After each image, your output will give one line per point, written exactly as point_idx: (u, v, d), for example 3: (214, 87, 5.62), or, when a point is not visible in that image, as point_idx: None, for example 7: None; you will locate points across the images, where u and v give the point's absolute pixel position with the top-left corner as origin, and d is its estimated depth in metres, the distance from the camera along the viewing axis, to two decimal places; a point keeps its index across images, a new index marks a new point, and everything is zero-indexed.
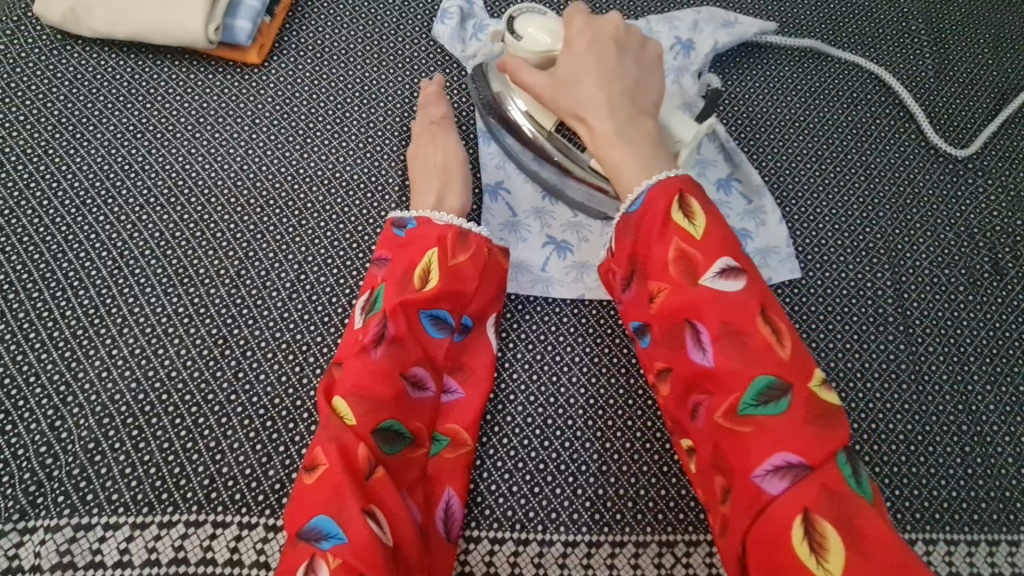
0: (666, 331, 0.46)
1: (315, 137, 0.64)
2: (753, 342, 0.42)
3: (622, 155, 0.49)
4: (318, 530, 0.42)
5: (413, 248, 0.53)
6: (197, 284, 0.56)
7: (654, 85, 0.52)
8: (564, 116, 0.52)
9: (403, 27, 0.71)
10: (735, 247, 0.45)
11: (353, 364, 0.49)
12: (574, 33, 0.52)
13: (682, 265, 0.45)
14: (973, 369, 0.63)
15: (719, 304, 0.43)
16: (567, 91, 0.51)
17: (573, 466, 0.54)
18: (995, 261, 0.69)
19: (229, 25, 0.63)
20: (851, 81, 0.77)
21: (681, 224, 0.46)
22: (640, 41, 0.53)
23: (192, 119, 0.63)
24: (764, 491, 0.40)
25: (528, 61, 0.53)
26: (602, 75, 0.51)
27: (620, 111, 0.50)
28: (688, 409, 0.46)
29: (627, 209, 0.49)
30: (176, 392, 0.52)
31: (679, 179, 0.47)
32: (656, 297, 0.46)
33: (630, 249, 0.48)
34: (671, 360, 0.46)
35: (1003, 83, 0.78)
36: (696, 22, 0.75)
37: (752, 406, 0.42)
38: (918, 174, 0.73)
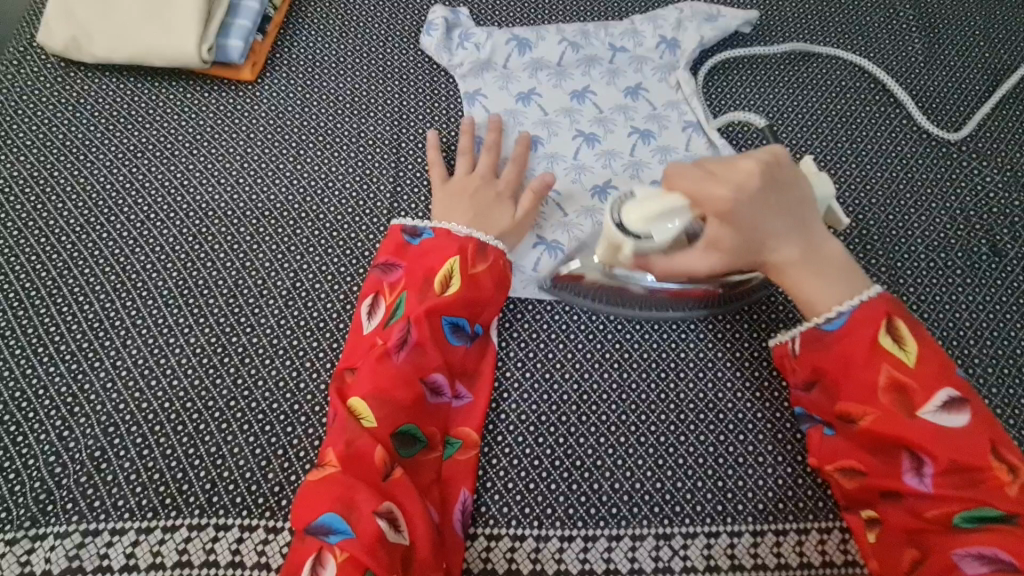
0: (872, 446, 0.48)
1: (310, 149, 0.66)
2: (982, 467, 0.44)
3: (825, 289, 0.49)
4: (329, 525, 0.44)
5: (432, 257, 0.55)
6: (197, 294, 0.58)
7: (807, 201, 0.49)
8: (731, 264, 0.49)
9: (392, 39, 0.72)
10: (956, 377, 0.46)
11: (374, 369, 0.50)
12: (707, 184, 0.46)
13: (895, 390, 0.46)
14: (974, 353, 0.63)
15: (941, 431, 0.44)
16: (748, 257, 0.49)
17: (568, 461, 0.54)
18: (994, 242, 0.68)
19: (222, 45, 0.66)
20: (839, 69, 0.77)
21: (893, 350, 0.47)
22: (768, 163, 0.48)
23: (191, 137, 0.65)
24: (960, 573, 0.43)
25: (663, 231, 0.46)
26: (761, 216, 0.47)
27: (803, 243, 0.49)
28: (882, 502, 0.48)
29: (824, 328, 0.49)
30: (177, 400, 0.53)
31: (885, 301, 0.48)
32: (860, 417, 0.47)
33: (821, 356, 0.50)
34: (874, 468, 0.48)
35: (994, 64, 0.78)
36: (679, 20, 0.75)
37: (970, 522, 0.44)
38: (910, 159, 0.72)
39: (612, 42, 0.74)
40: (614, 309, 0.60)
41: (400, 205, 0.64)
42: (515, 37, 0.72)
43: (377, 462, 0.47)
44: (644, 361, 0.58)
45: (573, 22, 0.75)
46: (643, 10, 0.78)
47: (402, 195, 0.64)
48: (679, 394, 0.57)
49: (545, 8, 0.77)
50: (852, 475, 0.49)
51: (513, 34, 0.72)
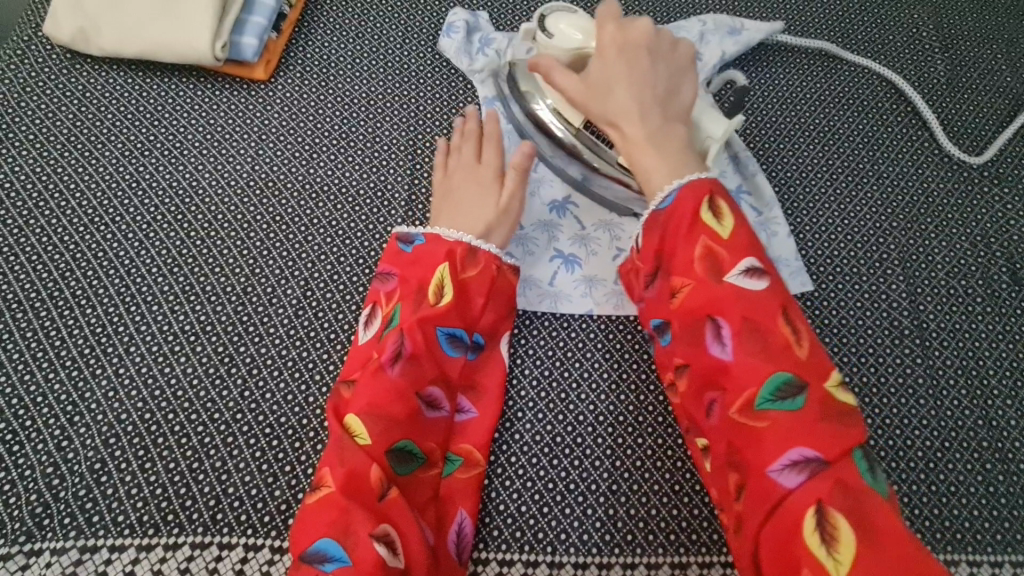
0: (687, 327, 0.47)
1: (322, 152, 0.64)
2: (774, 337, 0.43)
3: (655, 154, 0.51)
4: (324, 552, 0.42)
5: (422, 265, 0.53)
6: (204, 301, 0.56)
7: (683, 92, 0.54)
8: (585, 101, 0.53)
9: (410, 41, 0.71)
10: (760, 251, 0.47)
11: (368, 382, 0.48)
12: (606, 31, 0.54)
13: (707, 262, 0.46)
14: (992, 383, 0.62)
15: (739, 300, 0.44)
16: (599, 99, 0.53)
17: (582, 485, 0.53)
18: (1014, 271, 0.67)
19: (236, 43, 0.64)
20: (862, 88, 0.76)
21: (708, 224, 0.47)
22: (667, 45, 0.56)
23: (200, 136, 0.63)
24: (778, 483, 0.40)
25: (565, 38, 0.55)
26: (629, 70, 0.53)
27: (651, 115, 0.52)
28: (703, 407, 0.46)
29: (657, 205, 0.50)
30: (181, 411, 0.51)
31: (708, 180, 0.49)
32: (680, 293, 0.47)
33: (655, 245, 0.50)
34: (692, 356, 0.46)
35: (1016, 89, 0.77)
36: (703, 32, 0.75)
37: (769, 405, 0.42)
38: (931, 183, 0.71)
39: None
40: (631, 328, 0.59)
41: (414, 214, 0.62)
42: None
43: (373, 481, 0.45)
44: (661, 383, 0.57)
45: None
46: (665, 20, 0.77)
47: (417, 204, 0.63)
48: None
49: (566, 14, 0.75)
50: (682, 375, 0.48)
51: None
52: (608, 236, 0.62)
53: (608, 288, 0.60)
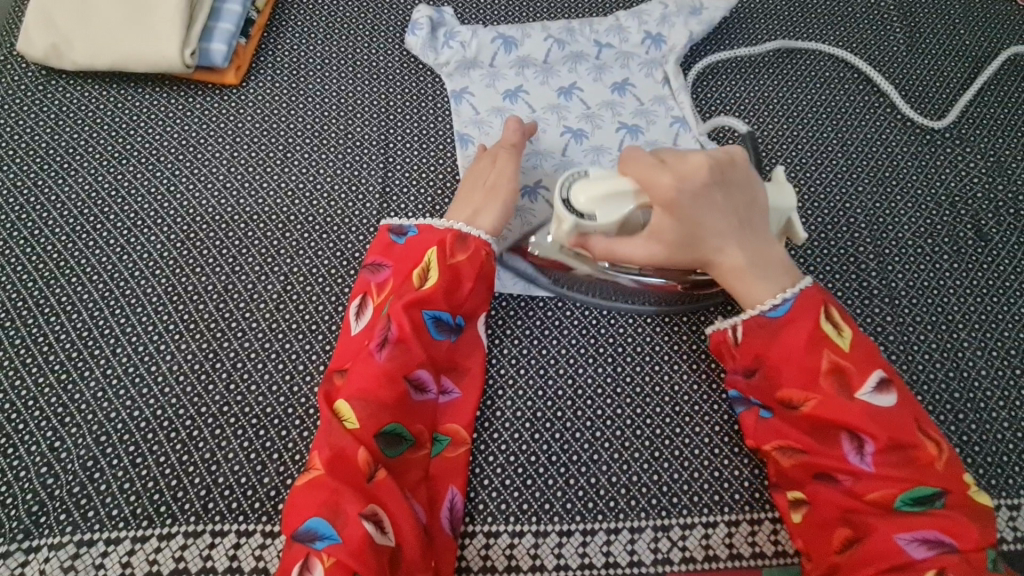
0: (813, 429, 0.48)
1: (296, 152, 0.66)
2: (915, 447, 0.46)
3: (761, 289, 0.50)
4: (313, 531, 0.44)
5: (415, 255, 0.54)
6: (187, 300, 0.57)
7: (759, 200, 0.50)
8: (669, 258, 0.50)
9: (376, 39, 0.73)
10: (882, 361, 0.49)
11: (358, 368, 0.50)
12: (656, 180, 0.47)
13: (837, 374, 0.47)
14: (962, 336, 0.63)
15: (877, 413, 0.46)
16: (687, 250, 0.50)
17: (564, 457, 0.54)
18: (979, 227, 0.69)
19: (204, 49, 0.65)
20: (823, 60, 0.78)
21: (834, 336, 0.48)
22: (721, 159, 0.49)
23: (175, 142, 0.65)
24: (905, 553, 0.44)
25: (609, 213, 0.48)
26: (704, 212, 0.48)
27: (746, 240, 0.50)
28: (818, 487, 0.48)
29: (765, 312, 0.50)
30: (170, 407, 0.53)
31: (820, 291, 0.51)
32: (804, 403, 0.48)
33: (760, 344, 0.51)
34: (815, 451, 0.48)
35: (973, 53, 0.79)
36: (665, 15, 0.76)
37: (906, 503, 0.45)
38: (895, 147, 0.73)
39: (597, 38, 0.75)
40: (605, 303, 0.61)
41: (390, 206, 0.64)
42: (500, 35, 0.73)
43: (361, 463, 0.47)
44: (638, 355, 0.58)
45: (558, 20, 0.76)
46: (626, 5, 0.78)
47: (391, 196, 0.64)
48: (673, 386, 0.57)
49: (529, 5, 0.77)
50: (790, 454, 0.50)
51: (499, 32, 0.73)
52: None
53: None
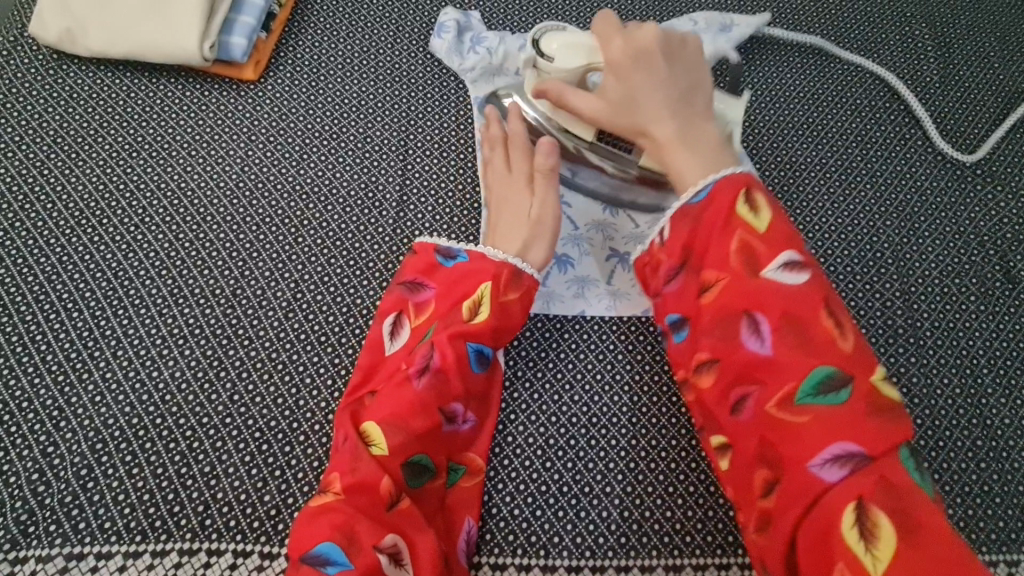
0: (716, 319, 0.45)
1: (312, 153, 0.64)
2: (816, 330, 0.42)
3: (687, 159, 0.51)
4: (325, 556, 0.41)
5: (465, 282, 0.51)
6: (193, 304, 0.55)
7: (703, 85, 0.53)
8: (608, 117, 0.53)
9: (400, 41, 0.71)
10: (801, 244, 0.46)
11: (393, 393, 0.48)
12: (613, 38, 0.53)
13: (745, 256, 0.45)
14: (986, 382, 0.62)
15: (781, 293, 0.43)
16: (622, 108, 0.52)
17: (576, 488, 0.53)
18: (1007, 269, 0.67)
19: (224, 43, 0.63)
20: (855, 86, 0.76)
21: (745, 216, 0.46)
22: (676, 42, 0.53)
23: (189, 137, 0.63)
24: (819, 479, 0.39)
25: (567, 57, 0.55)
26: (644, 78, 0.52)
27: (680, 117, 0.52)
28: (730, 403, 0.45)
29: (688, 199, 0.49)
30: (170, 416, 0.51)
31: (743, 174, 0.48)
32: (712, 286, 0.46)
33: (684, 235, 0.48)
34: (719, 351, 0.45)
35: (1007, 89, 0.78)
36: (695, 32, 0.75)
37: (811, 398, 0.41)
38: (924, 182, 0.71)
39: None
40: (625, 328, 0.59)
41: (407, 215, 0.62)
42: (528, 43, 0.70)
43: (384, 492, 0.45)
44: (655, 384, 0.57)
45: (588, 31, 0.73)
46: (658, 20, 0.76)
47: (409, 205, 0.62)
48: (691, 418, 0.56)
49: (558, 12, 0.75)
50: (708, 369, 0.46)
51: (527, 40, 0.70)
52: (602, 236, 0.62)
53: (601, 288, 0.60)
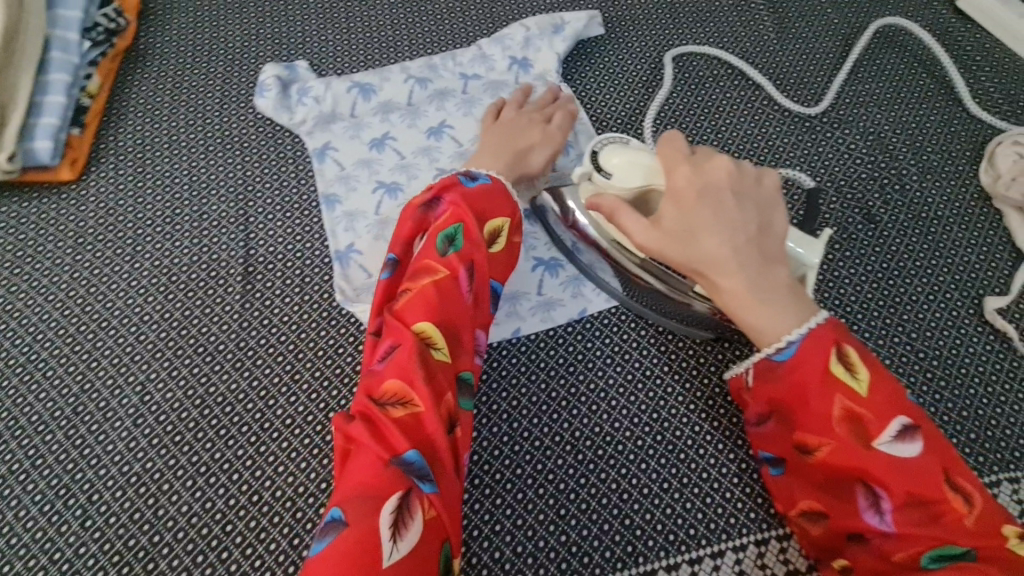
0: (829, 478, 0.43)
1: (147, 243, 0.61)
2: (943, 502, 0.38)
3: (761, 309, 0.43)
4: (415, 471, 0.40)
5: (489, 210, 0.52)
6: (31, 433, 0.52)
7: (776, 227, 0.45)
8: (661, 249, 0.45)
9: (227, 108, 0.69)
10: (909, 402, 0.41)
11: (442, 307, 0.47)
12: (712, 164, 0.46)
13: (850, 425, 0.40)
14: (861, 328, 0.62)
15: (895, 469, 0.39)
16: (679, 244, 0.44)
17: (465, 534, 0.51)
18: (867, 210, 0.68)
19: (28, 149, 0.60)
20: (695, 60, 0.77)
21: (843, 378, 0.41)
22: (750, 177, 0.46)
23: (10, 255, 0.59)
24: None
25: (626, 176, 0.50)
26: (708, 209, 0.44)
27: (750, 262, 0.43)
28: (849, 543, 0.43)
29: (773, 355, 0.43)
30: (17, 561, 0.48)
31: (832, 324, 0.42)
32: (815, 451, 0.42)
33: (770, 392, 0.45)
34: (837, 507, 0.43)
35: (841, 32, 0.79)
36: (527, 38, 0.74)
37: (937, 564, 0.38)
38: (775, 140, 0.72)
39: (461, 72, 0.72)
40: (496, 354, 0.58)
41: (256, 286, 0.60)
42: (356, 84, 0.70)
43: (450, 408, 0.44)
44: (533, 406, 0.56)
45: (418, 58, 0.73)
46: (489, 32, 0.76)
47: (256, 276, 0.60)
48: (574, 433, 0.55)
49: (387, 45, 0.74)
50: (816, 517, 0.45)
51: (354, 81, 0.70)
52: None
53: None
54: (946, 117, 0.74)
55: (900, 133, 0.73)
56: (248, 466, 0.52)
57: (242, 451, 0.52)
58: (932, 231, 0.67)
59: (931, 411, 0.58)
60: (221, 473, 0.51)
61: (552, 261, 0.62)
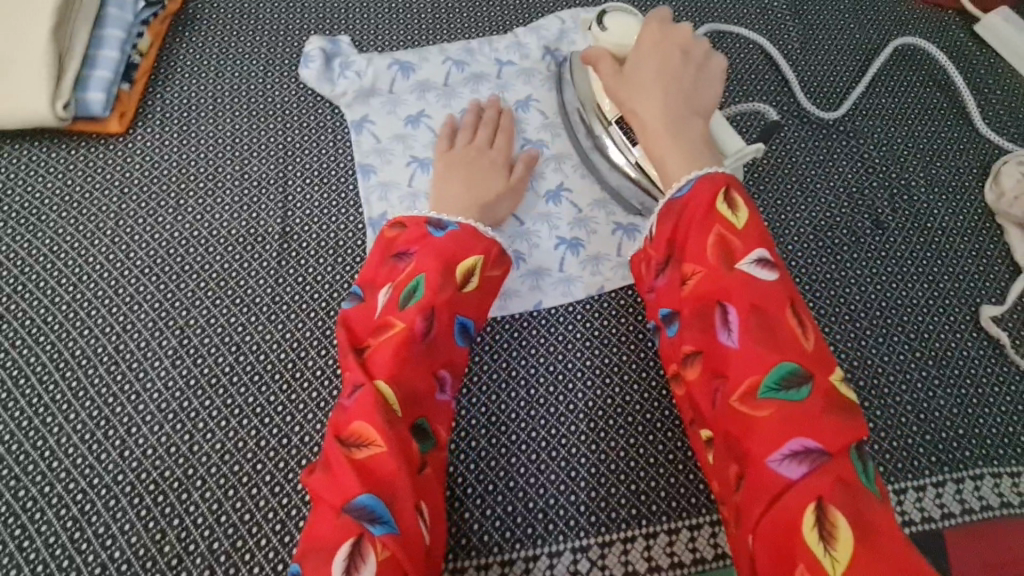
0: (698, 311, 0.48)
1: (189, 198, 0.64)
2: (781, 323, 0.45)
3: (674, 143, 0.55)
4: (371, 513, 0.42)
5: (456, 251, 0.54)
6: (74, 366, 0.55)
7: (705, 105, 0.58)
8: (613, 86, 0.58)
9: (272, 75, 0.71)
10: (772, 245, 0.49)
11: (401, 359, 0.49)
12: (671, 31, 0.59)
13: (722, 250, 0.48)
14: (863, 325, 0.65)
15: (749, 286, 0.46)
16: (629, 89, 0.58)
17: (480, 488, 0.55)
18: (875, 216, 0.71)
19: (81, 99, 0.63)
20: (722, 62, 0.80)
21: (724, 214, 0.49)
22: (699, 54, 0.60)
23: (57, 199, 0.62)
24: (781, 476, 0.41)
25: (619, 32, 0.60)
26: (654, 60, 0.58)
27: (674, 104, 0.57)
28: (707, 392, 0.47)
29: (671, 196, 0.53)
30: (59, 483, 0.51)
31: (723, 174, 0.51)
32: (690, 278, 0.49)
33: (668, 230, 0.52)
34: (701, 342, 0.48)
35: (862, 47, 0.82)
36: (563, 30, 0.76)
37: (774, 389, 0.43)
38: (793, 144, 0.75)
39: (497, 57, 0.74)
40: (517, 325, 0.61)
41: (292, 246, 0.62)
42: (397, 62, 0.72)
43: (412, 454, 0.46)
44: (551, 375, 0.59)
45: (457, 41, 0.75)
46: (525, 22, 0.78)
47: (292, 236, 0.63)
48: (588, 402, 0.58)
49: (428, 26, 0.76)
50: (689, 361, 0.49)
51: (395, 59, 0.72)
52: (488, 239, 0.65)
53: None
54: (956, 135, 0.77)
55: (911, 146, 0.76)
56: (278, 411, 0.54)
57: (273, 397, 0.55)
58: (936, 241, 0.70)
59: (924, 407, 0.62)
60: (253, 416, 0.54)
61: (574, 240, 0.65)
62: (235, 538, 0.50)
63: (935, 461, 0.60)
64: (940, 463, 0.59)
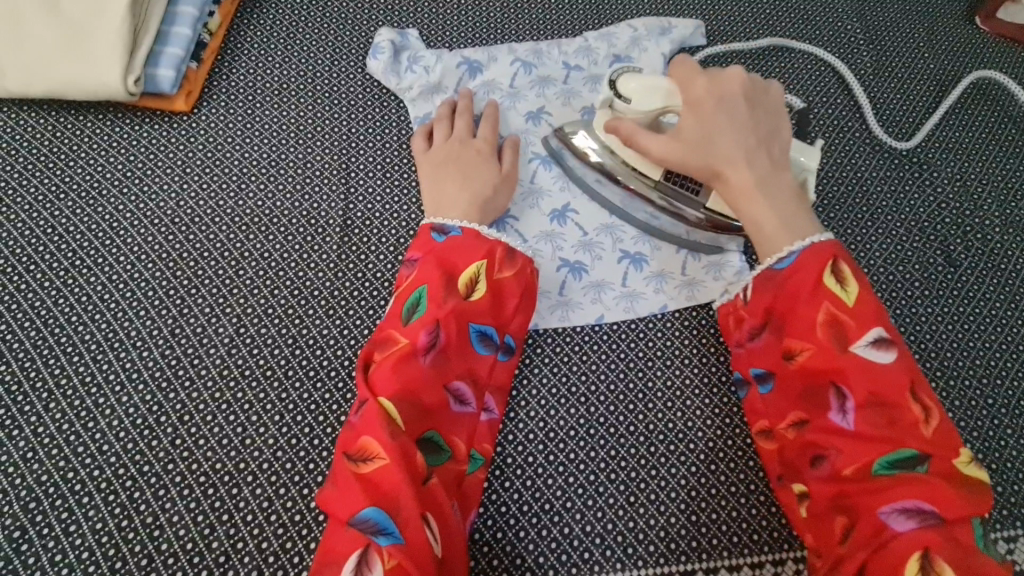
0: (806, 387, 0.47)
1: (251, 183, 0.62)
2: (903, 411, 0.44)
3: (766, 207, 0.52)
4: (373, 524, 0.40)
5: (457, 257, 0.53)
6: (128, 348, 0.54)
7: (782, 136, 0.55)
8: (685, 159, 0.53)
9: (339, 63, 0.70)
10: (887, 321, 0.47)
11: (403, 367, 0.48)
12: (727, 83, 0.55)
13: (832, 328, 0.46)
14: (934, 366, 0.63)
15: (867, 370, 0.45)
16: (699, 152, 0.53)
17: (536, 506, 0.53)
18: (948, 253, 0.69)
19: (151, 75, 0.62)
20: (793, 83, 0.78)
21: (833, 288, 0.47)
22: (757, 91, 0.56)
23: (119, 174, 0.61)
24: (887, 527, 0.42)
25: (645, 99, 0.55)
26: (722, 117, 0.53)
27: (755, 158, 0.53)
28: (806, 458, 0.47)
29: (771, 265, 0.51)
30: (108, 467, 0.50)
31: (831, 244, 0.50)
32: (799, 354, 0.48)
33: (768, 300, 0.51)
34: (810, 412, 0.47)
35: (938, 76, 0.80)
36: (635, 38, 0.74)
37: (889, 468, 0.43)
38: (865, 172, 0.73)
39: (567, 60, 0.72)
40: (578, 339, 0.59)
41: (352, 239, 0.61)
42: (465, 60, 0.71)
43: (420, 465, 0.44)
44: (611, 393, 0.57)
45: (527, 41, 0.73)
46: (597, 26, 0.76)
47: (353, 229, 0.61)
48: (649, 425, 0.56)
49: (497, 24, 0.75)
50: (795, 427, 0.48)
51: (464, 57, 0.71)
52: (551, 247, 0.63)
53: (553, 300, 0.61)
54: None
55: (987, 183, 0.74)
56: (333, 410, 0.53)
57: (328, 394, 0.53)
58: (1011, 283, 0.68)
59: (996, 457, 0.59)
60: (307, 413, 0.52)
61: (637, 254, 0.63)
62: (284, 539, 0.48)
63: (1005, 514, 0.57)
64: (1011, 516, 0.57)
